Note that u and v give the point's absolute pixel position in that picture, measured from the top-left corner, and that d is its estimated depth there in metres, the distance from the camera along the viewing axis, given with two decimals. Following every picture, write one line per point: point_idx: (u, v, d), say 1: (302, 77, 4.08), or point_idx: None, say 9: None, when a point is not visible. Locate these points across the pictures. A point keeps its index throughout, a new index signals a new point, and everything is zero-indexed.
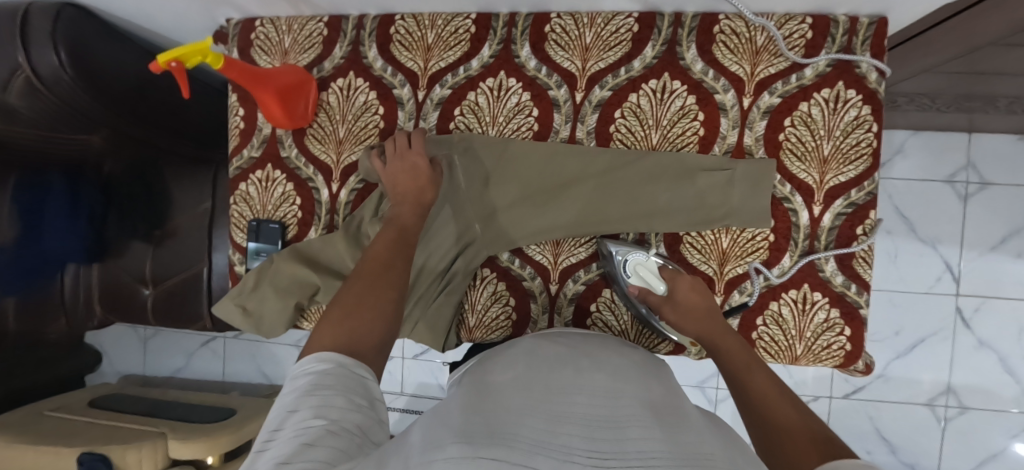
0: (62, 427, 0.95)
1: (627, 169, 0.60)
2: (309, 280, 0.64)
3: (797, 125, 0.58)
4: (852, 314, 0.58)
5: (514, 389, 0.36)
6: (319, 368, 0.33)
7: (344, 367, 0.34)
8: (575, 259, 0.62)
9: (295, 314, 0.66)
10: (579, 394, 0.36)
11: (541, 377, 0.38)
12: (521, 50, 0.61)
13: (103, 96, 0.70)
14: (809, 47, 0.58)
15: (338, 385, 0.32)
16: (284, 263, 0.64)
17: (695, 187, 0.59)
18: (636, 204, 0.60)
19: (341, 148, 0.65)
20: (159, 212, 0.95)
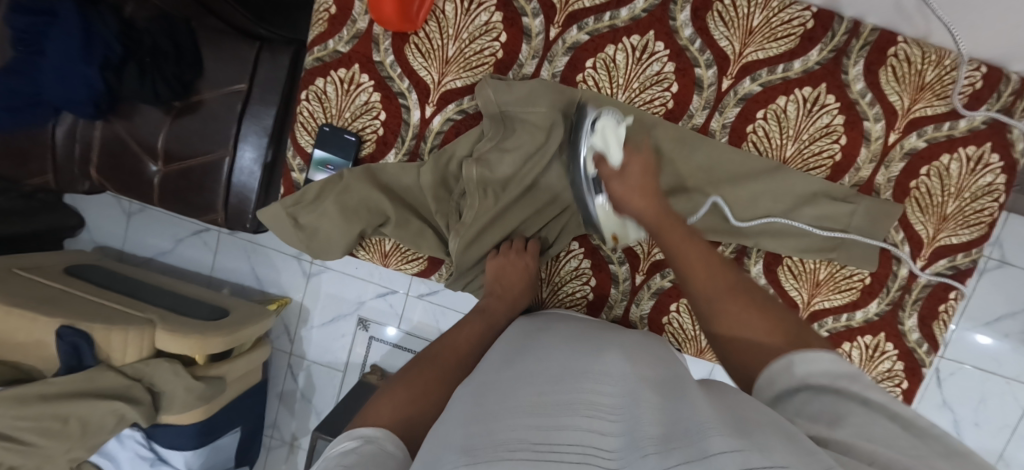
0: (36, 293, 0.87)
1: (753, 175, 0.56)
2: (381, 207, 0.57)
3: (931, 175, 0.56)
4: (915, 370, 0.58)
5: (522, 376, 0.35)
6: (349, 446, 0.36)
7: (374, 442, 0.36)
8: None
9: (355, 240, 0.60)
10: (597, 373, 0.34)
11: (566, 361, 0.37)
12: (680, 14, 0.54)
13: None
14: (972, 98, 0.54)
15: (364, 457, 0.33)
16: (356, 180, 0.57)
17: (818, 211, 0.56)
18: (747, 214, 0.58)
19: (446, 69, 0.57)
20: (184, 79, 0.79)
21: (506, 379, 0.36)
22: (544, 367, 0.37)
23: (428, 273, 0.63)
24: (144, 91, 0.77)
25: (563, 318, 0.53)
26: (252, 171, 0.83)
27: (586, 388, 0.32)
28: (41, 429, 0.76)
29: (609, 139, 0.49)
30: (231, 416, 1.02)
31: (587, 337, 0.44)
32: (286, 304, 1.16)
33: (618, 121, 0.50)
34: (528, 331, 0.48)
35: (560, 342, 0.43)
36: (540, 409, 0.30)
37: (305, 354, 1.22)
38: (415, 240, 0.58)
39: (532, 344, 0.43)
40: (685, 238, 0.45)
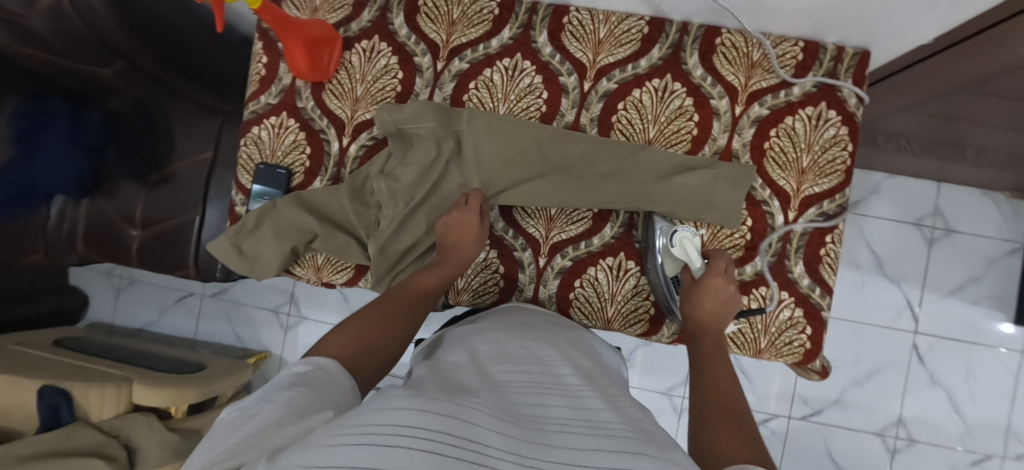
0: (24, 361, 0.94)
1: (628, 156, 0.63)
2: (309, 226, 0.66)
3: (780, 136, 0.63)
4: (814, 313, 0.62)
5: (492, 363, 0.44)
6: (302, 368, 0.39)
7: (324, 368, 0.40)
8: (565, 236, 0.65)
9: (291, 258, 0.68)
10: (551, 374, 0.43)
11: (524, 359, 0.45)
12: (539, 37, 0.66)
13: (138, 35, 0.73)
14: (798, 68, 0.63)
15: (316, 383, 0.37)
16: (286, 207, 0.66)
17: (678, 184, 0.62)
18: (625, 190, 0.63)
19: (357, 106, 0.68)
20: (160, 152, 0.95)
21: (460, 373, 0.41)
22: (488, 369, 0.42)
23: (356, 281, 0.70)
24: (124, 164, 0.95)
25: (514, 317, 0.58)
26: (219, 224, 0.94)
27: (523, 390, 0.38)
28: None
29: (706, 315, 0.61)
30: None
31: (538, 344, 0.50)
32: (265, 357, 1.23)
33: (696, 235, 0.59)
34: (486, 326, 0.56)
35: (518, 339, 0.51)
36: (505, 389, 0.38)
37: None
38: (340, 252, 0.66)
39: (492, 337, 0.52)
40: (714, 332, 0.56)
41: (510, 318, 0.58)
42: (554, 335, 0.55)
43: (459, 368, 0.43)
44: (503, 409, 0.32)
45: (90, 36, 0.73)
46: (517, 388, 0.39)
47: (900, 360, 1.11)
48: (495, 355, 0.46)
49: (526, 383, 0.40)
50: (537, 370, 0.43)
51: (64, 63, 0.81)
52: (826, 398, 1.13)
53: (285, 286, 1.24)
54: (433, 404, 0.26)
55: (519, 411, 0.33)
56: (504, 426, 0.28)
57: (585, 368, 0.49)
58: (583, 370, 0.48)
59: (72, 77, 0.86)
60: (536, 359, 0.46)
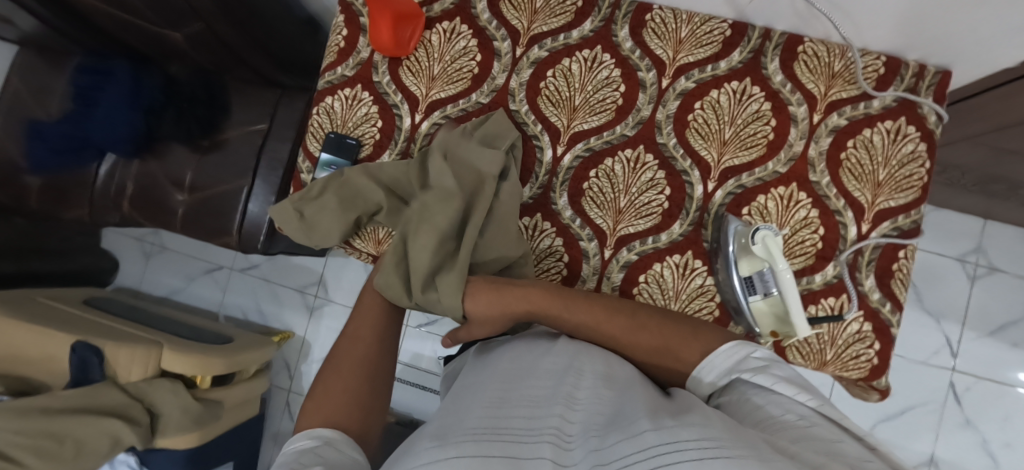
0: (56, 315, 0.94)
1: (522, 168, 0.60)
2: (373, 199, 0.65)
3: (857, 147, 0.63)
4: (883, 329, 0.61)
5: (499, 387, 0.41)
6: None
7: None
8: (633, 230, 0.65)
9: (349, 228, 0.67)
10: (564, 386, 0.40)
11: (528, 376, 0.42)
12: (620, 31, 0.66)
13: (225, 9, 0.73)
14: (879, 82, 0.63)
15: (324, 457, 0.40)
16: (355, 175, 0.66)
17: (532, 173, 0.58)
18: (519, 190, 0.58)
19: (432, 84, 0.69)
20: (214, 121, 0.96)
21: (479, 394, 0.42)
22: (504, 386, 0.42)
23: None
24: (180, 130, 0.95)
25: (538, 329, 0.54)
26: (265, 195, 0.95)
27: (533, 402, 0.38)
28: (35, 448, 0.73)
29: (783, 319, 0.57)
30: (223, 445, 1.02)
31: (555, 348, 0.47)
32: (288, 337, 1.21)
33: (777, 232, 0.56)
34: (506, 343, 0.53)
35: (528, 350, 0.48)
36: (514, 416, 0.36)
37: (304, 390, 1.23)
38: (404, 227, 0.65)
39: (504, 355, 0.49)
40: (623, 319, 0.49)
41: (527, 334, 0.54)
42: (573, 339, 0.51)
43: (476, 389, 0.43)
44: (512, 430, 0.34)
45: None
46: (525, 401, 0.38)
47: (935, 398, 1.09)
48: (505, 375, 0.44)
49: (537, 398, 0.39)
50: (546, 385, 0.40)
51: (137, 23, 0.83)
52: None
53: (315, 268, 1.24)
54: (465, 449, 0.31)
55: (526, 431, 0.34)
56: None
57: (607, 359, 0.45)
58: (608, 370, 0.43)
59: (140, 38, 0.88)
60: (548, 366, 0.43)
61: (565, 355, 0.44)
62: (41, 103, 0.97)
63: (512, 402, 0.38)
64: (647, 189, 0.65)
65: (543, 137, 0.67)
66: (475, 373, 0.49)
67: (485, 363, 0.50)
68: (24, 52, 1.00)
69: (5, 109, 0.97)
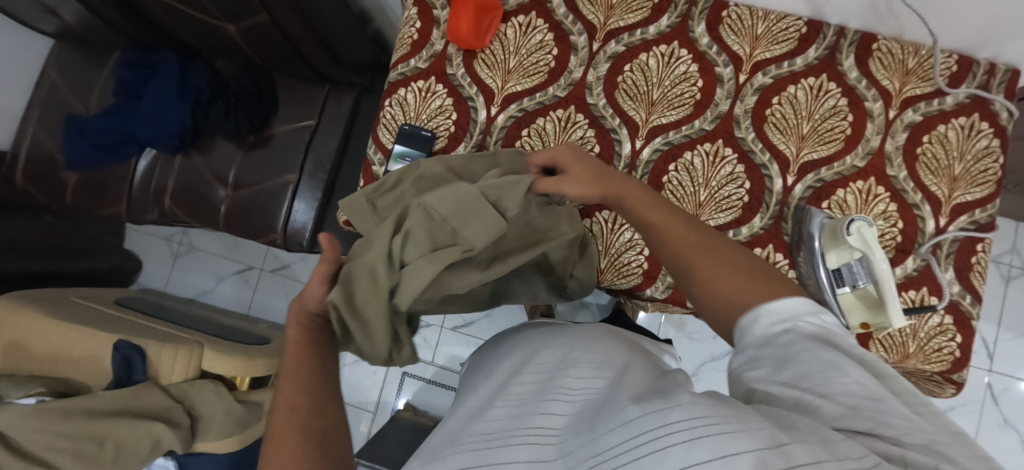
0: (93, 314, 0.91)
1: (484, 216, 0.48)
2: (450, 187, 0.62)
3: (933, 143, 0.64)
4: (965, 321, 0.61)
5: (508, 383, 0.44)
6: None
7: None
8: (715, 223, 0.65)
9: None
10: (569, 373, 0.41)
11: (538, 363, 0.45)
12: (697, 27, 0.67)
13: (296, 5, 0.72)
14: (952, 79, 0.65)
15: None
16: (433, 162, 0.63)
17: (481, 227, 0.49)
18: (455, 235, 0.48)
19: (508, 77, 0.68)
20: (263, 115, 0.94)
21: (475, 402, 0.45)
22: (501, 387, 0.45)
23: None
24: (227, 124, 0.93)
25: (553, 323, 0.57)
26: (314, 190, 0.93)
27: (520, 400, 0.40)
28: (76, 451, 0.72)
29: (875, 311, 0.58)
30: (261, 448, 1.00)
31: (559, 339, 0.49)
32: None
33: (870, 223, 0.58)
34: (532, 332, 0.56)
35: (543, 340, 0.50)
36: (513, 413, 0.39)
37: None
38: None
39: (524, 346, 0.52)
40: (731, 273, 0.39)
41: (551, 327, 0.57)
42: (574, 330, 0.52)
43: (482, 393, 0.46)
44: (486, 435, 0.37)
45: None
46: (513, 400, 0.41)
47: (974, 398, 1.10)
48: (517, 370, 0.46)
49: (525, 393, 0.41)
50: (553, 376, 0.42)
51: (194, 15, 0.81)
52: None
53: None
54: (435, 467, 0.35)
55: (519, 429, 0.36)
56: None
57: (609, 346, 0.46)
58: (604, 354, 0.44)
59: (192, 31, 0.86)
60: (545, 360, 0.45)
61: (561, 347, 0.46)
62: (82, 97, 0.94)
63: (501, 402, 0.41)
64: (727, 183, 0.65)
65: (622, 130, 0.67)
66: (484, 375, 0.52)
67: (504, 356, 0.54)
68: (61, 44, 0.97)
69: (42, 101, 0.94)
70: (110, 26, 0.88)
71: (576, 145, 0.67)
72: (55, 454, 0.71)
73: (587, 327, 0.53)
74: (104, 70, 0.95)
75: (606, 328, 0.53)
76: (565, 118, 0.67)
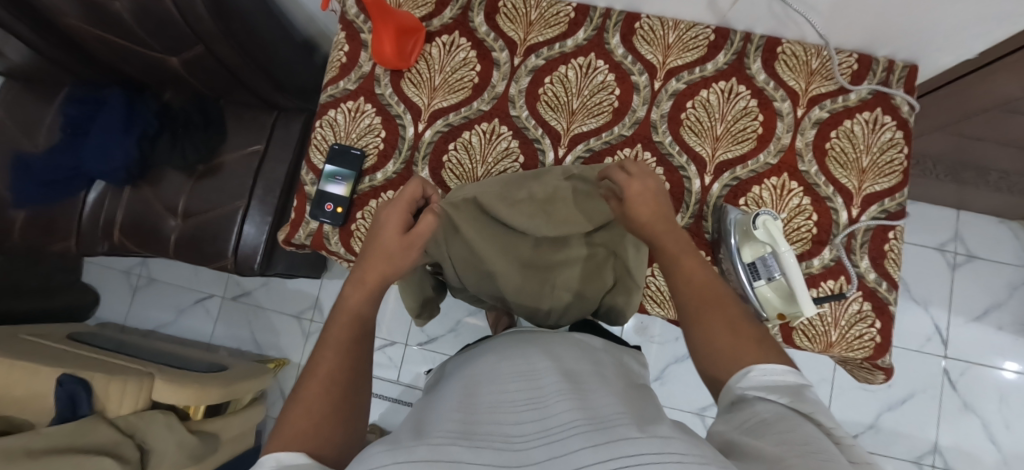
0: (39, 351, 0.90)
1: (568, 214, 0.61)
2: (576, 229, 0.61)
3: (840, 138, 0.67)
4: (882, 308, 0.63)
5: (490, 382, 0.44)
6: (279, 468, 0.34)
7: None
8: None
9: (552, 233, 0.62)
10: (557, 380, 0.41)
11: (522, 370, 0.45)
12: (612, 39, 0.70)
13: (230, 35, 0.74)
14: (854, 76, 0.68)
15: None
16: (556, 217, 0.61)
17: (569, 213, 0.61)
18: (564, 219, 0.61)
19: (434, 94, 0.71)
20: (210, 144, 0.95)
21: (454, 398, 0.42)
22: (480, 393, 0.42)
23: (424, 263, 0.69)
24: (174, 153, 0.94)
25: (521, 336, 0.58)
26: (263, 214, 0.93)
27: (499, 406, 0.38)
28: None
29: (791, 302, 0.59)
30: None
31: (531, 356, 0.49)
32: (285, 364, 1.19)
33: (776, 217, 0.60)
34: (506, 344, 0.56)
35: (521, 353, 0.50)
36: (500, 409, 0.38)
37: None
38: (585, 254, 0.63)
39: (501, 355, 0.51)
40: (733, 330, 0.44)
41: (521, 338, 0.57)
42: (548, 344, 0.53)
43: (450, 399, 0.43)
44: (480, 435, 0.33)
45: (160, 20, 0.73)
46: (497, 407, 0.38)
47: (932, 385, 1.11)
48: (497, 374, 0.46)
49: (524, 396, 0.40)
50: (539, 381, 0.42)
51: (135, 49, 0.83)
52: (861, 423, 1.11)
53: (310, 291, 1.22)
54: (414, 454, 0.29)
55: (517, 418, 0.36)
56: (476, 455, 0.29)
57: (577, 366, 0.47)
58: (574, 372, 0.45)
59: (137, 66, 0.88)
60: (530, 374, 0.44)
61: (545, 362, 0.46)
62: (29, 135, 0.95)
63: (483, 408, 0.38)
64: None
65: (545, 140, 0.69)
66: (458, 378, 0.50)
67: (476, 362, 0.52)
68: (7, 84, 0.98)
69: None
70: (54, 64, 0.90)
71: (501, 157, 0.69)
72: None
73: (548, 343, 0.54)
74: (51, 107, 0.96)
75: (575, 344, 0.55)
76: (490, 131, 0.69)
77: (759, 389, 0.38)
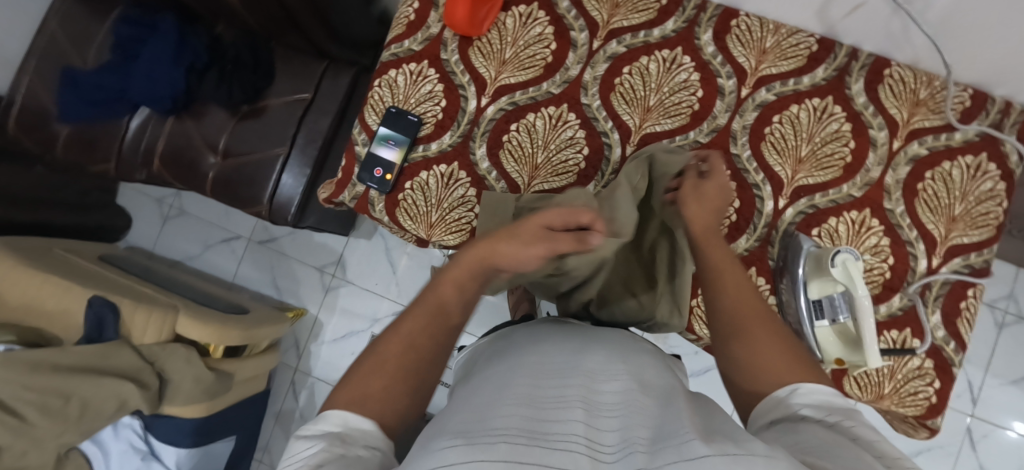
0: (72, 268, 0.91)
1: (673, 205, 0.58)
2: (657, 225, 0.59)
3: (935, 180, 0.61)
4: (945, 368, 0.59)
5: (547, 371, 0.38)
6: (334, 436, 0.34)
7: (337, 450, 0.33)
8: None
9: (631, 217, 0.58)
10: (617, 385, 0.37)
11: (579, 363, 0.39)
12: (704, 35, 0.64)
13: None
14: (964, 114, 0.61)
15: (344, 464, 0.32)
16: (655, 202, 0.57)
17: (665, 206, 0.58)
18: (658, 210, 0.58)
19: (502, 68, 0.66)
20: (258, 85, 0.92)
21: (499, 381, 0.37)
22: (538, 373, 0.37)
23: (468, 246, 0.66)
24: (220, 92, 0.91)
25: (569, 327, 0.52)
26: (302, 165, 0.91)
27: (565, 398, 0.33)
28: (40, 403, 0.70)
29: (851, 349, 0.56)
30: (228, 420, 0.99)
31: (587, 346, 0.44)
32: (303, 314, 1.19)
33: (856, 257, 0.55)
34: (554, 331, 0.49)
35: (576, 345, 0.44)
36: (559, 399, 0.33)
37: (311, 370, 1.21)
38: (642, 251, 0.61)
39: (548, 341, 0.45)
40: (777, 357, 0.39)
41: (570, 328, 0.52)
42: (601, 339, 0.48)
43: (508, 374, 0.38)
44: (556, 431, 0.28)
45: None
46: (563, 399, 0.33)
47: (952, 442, 1.08)
48: (553, 364, 0.39)
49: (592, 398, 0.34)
50: (606, 385, 0.36)
51: None
52: None
53: (335, 247, 1.21)
54: (496, 452, 0.25)
55: (582, 415, 0.31)
56: (550, 454, 0.25)
57: (639, 362, 0.43)
58: (638, 370, 0.40)
59: None
60: (590, 364, 0.39)
61: (609, 361, 0.40)
62: (79, 49, 0.93)
63: (545, 399, 0.33)
64: None
65: (613, 134, 0.65)
66: (496, 362, 0.43)
67: (518, 347, 0.46)
68: None
69: (39, 51, 0.92)
70: None
71: (564, 146, 0.65)
72: (21, 404, 0.69)
73: (602, 332, 0.50)
74: (103, 24, 0.93)
75: (630, 342, 0.48)
76: (556, 116, 0.65)
77: (815, 407, 0.34)
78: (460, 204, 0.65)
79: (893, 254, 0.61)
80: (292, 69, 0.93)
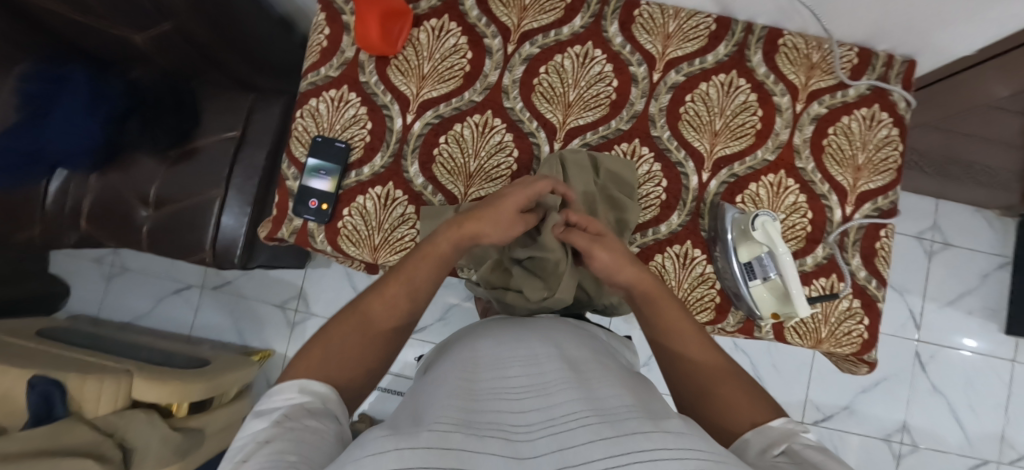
0: (7, 349, 0.85)
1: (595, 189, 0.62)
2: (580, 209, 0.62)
3: (837, 134, 0.66)
4: (871, 304, 0.64)
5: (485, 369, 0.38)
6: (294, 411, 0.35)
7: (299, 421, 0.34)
8: (649, 218, 0.66)
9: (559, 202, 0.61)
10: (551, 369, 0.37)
11: (513, 356, 0.40)
12: (611, 27, 0.67)
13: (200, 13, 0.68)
14: (854, 71, 0.66)
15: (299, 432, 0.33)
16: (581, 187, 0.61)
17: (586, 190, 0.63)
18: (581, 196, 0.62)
19: (423, 83, 0.67)
20: (182, 129, 0.89)
21: (437, 386, 0.37)
22: (475, 374, 0.38)
23: None
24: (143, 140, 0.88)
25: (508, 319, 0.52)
26: (241, 203, 0.88)
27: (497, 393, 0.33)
28: None
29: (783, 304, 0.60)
30: None
31: (522, 336, 0.44)
32: (269, 355, 1.16)
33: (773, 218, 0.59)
34: (494, 327, 0.49)
35: (513, 337, 0.44)
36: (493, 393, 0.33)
37: None
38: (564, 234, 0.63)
39: (485, 339, 0.45)
40: (719, 377, 0.43)
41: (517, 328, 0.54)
42: (538, 327, 0.48)
43: (440, 383, 0.38)
44: (485, 424, 0.28)
45: None
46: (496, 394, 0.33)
47: (905, 368, 1.16)
48: (490, 361, 0.40)
49: (526, 385, 0.35)
50: (540, 369, 0.37)
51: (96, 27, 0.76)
52: (836, 405, 1.16)
53: (293, 281, 1.18)
54: (419, 439, 0.24)
55: (514, 407, 0.31)
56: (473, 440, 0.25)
57: (573, 346, 0.44)
58: (569, 353, 0.41)
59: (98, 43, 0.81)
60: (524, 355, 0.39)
61: (543, 348, 0.41)
62: None
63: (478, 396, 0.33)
64: (645, 182, 0.66)
65: (540, 133, 0.66)
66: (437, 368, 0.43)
67: (458, 349, 0.46)
68: None
69: None
70: None
71: (494, 151, 0.66)
72: None
73: (545, 323, 0.51)
74: None
75: (567, 328, 0.50)
76: (482, 124, 0.66)
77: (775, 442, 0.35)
78: (400, 223, 0.66)
79: (810, 208, 0.65)
80: (215, 109, 0.90)
